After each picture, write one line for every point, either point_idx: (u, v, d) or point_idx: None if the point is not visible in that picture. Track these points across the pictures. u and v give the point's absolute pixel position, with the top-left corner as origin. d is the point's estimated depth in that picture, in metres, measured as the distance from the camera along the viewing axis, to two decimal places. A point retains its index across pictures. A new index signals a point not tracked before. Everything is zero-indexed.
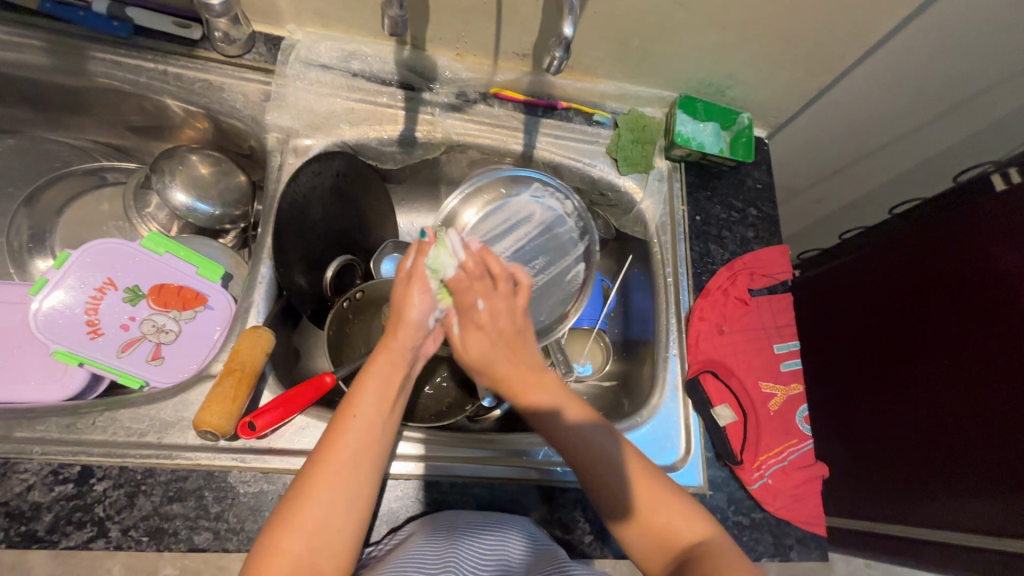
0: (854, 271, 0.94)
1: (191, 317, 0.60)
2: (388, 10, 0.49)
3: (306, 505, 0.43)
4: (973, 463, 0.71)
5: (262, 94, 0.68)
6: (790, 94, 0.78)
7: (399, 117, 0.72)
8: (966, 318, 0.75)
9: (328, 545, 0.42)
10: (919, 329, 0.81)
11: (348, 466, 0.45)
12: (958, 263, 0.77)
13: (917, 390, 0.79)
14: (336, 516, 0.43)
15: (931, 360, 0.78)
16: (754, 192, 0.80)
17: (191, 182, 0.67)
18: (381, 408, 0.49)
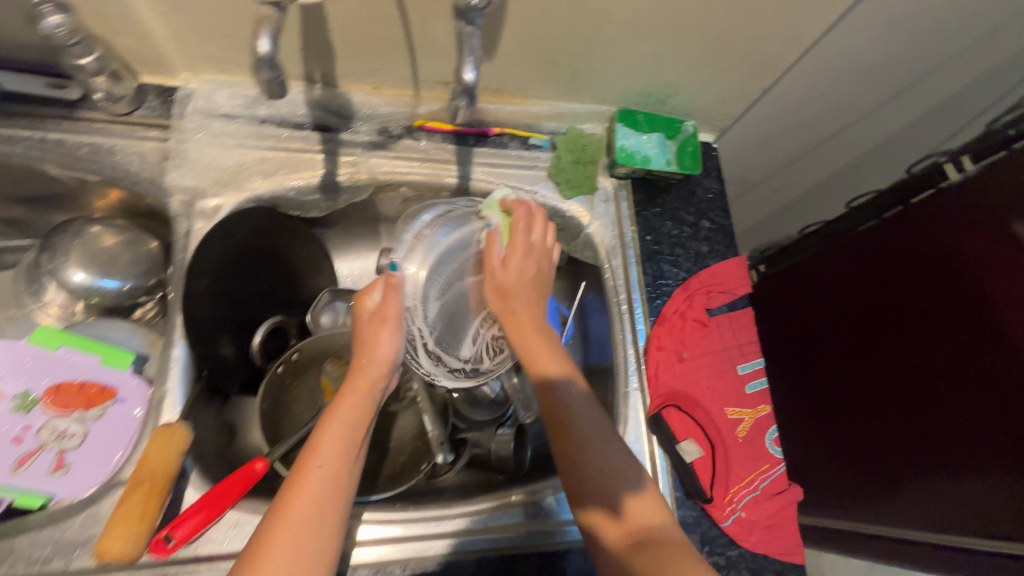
0: (824, 266, 0.89)
1: (98, 415, 0.54)
2: (258, 75, 0.39)
3: (266, 555, 0.40)
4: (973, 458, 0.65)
5: (160, 152, 0.62)
6: (732, 98, 0.75)
7: (317, 161, 0.66)
8: (944, 314, 0.70)
9: None
10: (894, 327, 0.76)
11: (307, 523, 0.42)
12: (928, 256, 0.72)
13: (909, 384, 0.74)
14: (296, 565, 0.40)
15: (908, 361, 0.74)
16: (706, 202, 0.76)
17: (90, 258, 0.61)
18: (347, 455, 0.46)
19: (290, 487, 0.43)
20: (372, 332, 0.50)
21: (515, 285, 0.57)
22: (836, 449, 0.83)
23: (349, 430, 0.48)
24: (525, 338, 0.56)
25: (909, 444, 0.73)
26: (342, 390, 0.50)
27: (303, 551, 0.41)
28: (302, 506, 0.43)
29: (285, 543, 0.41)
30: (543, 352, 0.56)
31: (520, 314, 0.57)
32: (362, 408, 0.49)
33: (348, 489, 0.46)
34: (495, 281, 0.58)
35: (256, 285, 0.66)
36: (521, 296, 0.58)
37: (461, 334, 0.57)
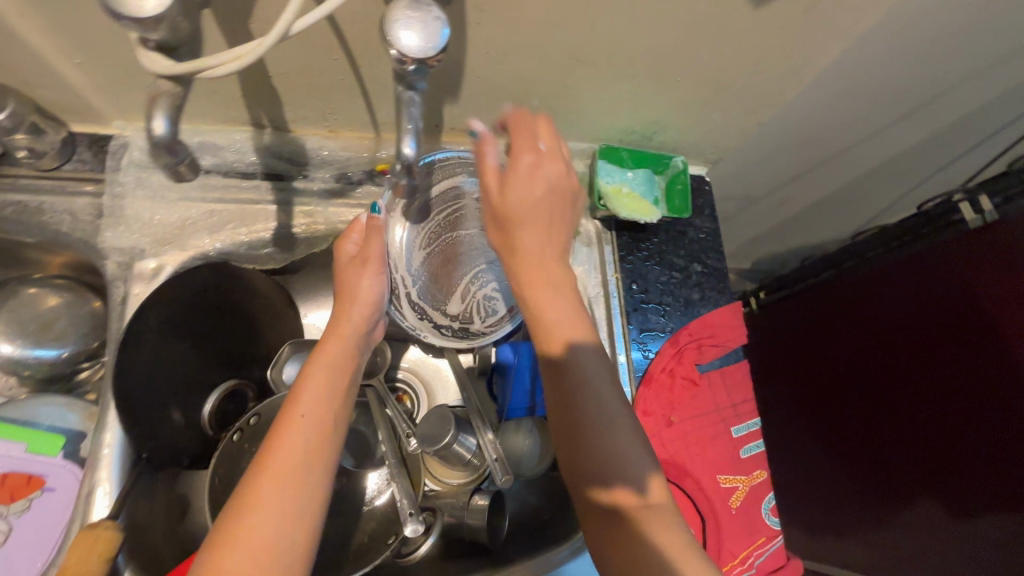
0: (824, 303, 0.85)
1: (23, 508, 0.50)
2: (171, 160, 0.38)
3: (249, 512, 0.41)
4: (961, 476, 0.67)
5: (95, 209, 0.57)
6: (725, 132, 0.69)
7: (270, 213, 0.61)
8: (880, 346, 0.76)
9: (272, 559, 0.40)
10: (841, 358, 0.82)
11: (294, 470, 0.44)
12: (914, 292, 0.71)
13: (913, 415, 0.72)
14: (279, 522, 0.41)
15: (853, 387, 0.80)
16: (697, 244, 0.70)
17: (23, 327, 0.58)
18: (328, 406, 0.48)
19: (277, 430, 0.46)
20: (355, 277, 0.55)
21: (525, 201, 0.43)
22: (870, 482, 0.79)
23: (324, 382, 0.50)
24: (542, 248, 0.43)
25: (926, 471, 0.71)
26: (325, 338, 0.54)
27: (285, 507, 0.42)
28: (282, 462, 0.44)
29: (270, 496, 0.42)
30: (551, 316, 0.42)
31: (521, 241, 0.43)
32: (340, 359, 0.52)
33: (335, 441, 0.48)
34: (495, 200, 0.44)
35: (209, 348, 0.61)
36: (539, 213, 0.43)
37: (447, 289, 0.65)
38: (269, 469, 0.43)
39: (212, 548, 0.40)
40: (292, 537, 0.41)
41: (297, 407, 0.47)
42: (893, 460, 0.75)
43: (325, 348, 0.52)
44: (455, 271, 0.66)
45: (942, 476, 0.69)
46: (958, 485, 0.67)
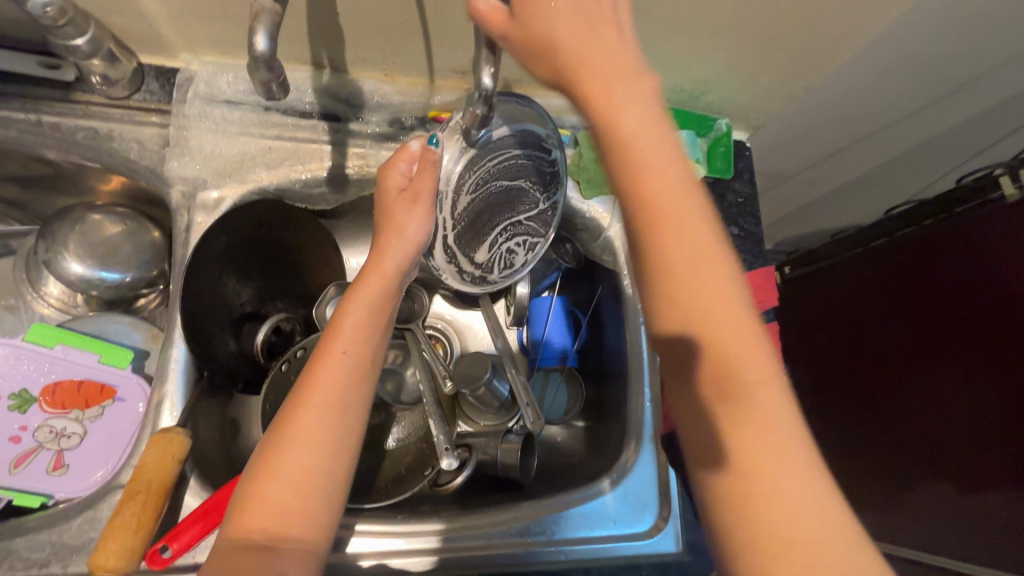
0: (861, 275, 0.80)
1: (96, 414, 0.53)
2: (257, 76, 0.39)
3: (286, 446, 0.44)
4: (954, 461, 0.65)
5: (161, 139, 0.59)
6: (771, 97, 0.69)
7: (325, 152, 0.62)
8: (905, 324, 0.72)
9: (310, 488, 0.43)
10: (870, 334, 0.78)
11: (330, 407, 0.46)
12: (948, 270, 0.66)
13: (921, 397, 0.69)
14: (318, 455, 0.44)
15: (874, 364, 0.77)
16: (735, 208, 0.72)
17: (88, 249, 0.59)
18: (365, 347, 0.50)
19: (316, 369, 0.47)
20: (403, 212, 0.52)
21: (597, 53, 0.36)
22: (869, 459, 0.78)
23: (362, 323, 0.50)
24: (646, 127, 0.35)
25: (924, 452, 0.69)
26: (366, 272, 0.53)
27: (323, 442, 0.45)
28: (318, 399, 0.46)
29: (306, 432, 0.45)
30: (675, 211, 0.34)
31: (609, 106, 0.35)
32: (380, 300, 0.52)
33: (369, 383, 0.49)
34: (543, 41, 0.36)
35: (263, 281, 0.64)
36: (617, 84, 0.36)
37: (481, 238, 0.62)
38: (304, 405, 0.46)
39: (254, 473, 0.44)
40: (326, 468, 0.44)
41: (333, 346, 0.48)
42: (896, 439, 0.73)
43: (366, 285, 0.52)
44: (494, 220, 0.62)
45: (932, 468, 0.68)
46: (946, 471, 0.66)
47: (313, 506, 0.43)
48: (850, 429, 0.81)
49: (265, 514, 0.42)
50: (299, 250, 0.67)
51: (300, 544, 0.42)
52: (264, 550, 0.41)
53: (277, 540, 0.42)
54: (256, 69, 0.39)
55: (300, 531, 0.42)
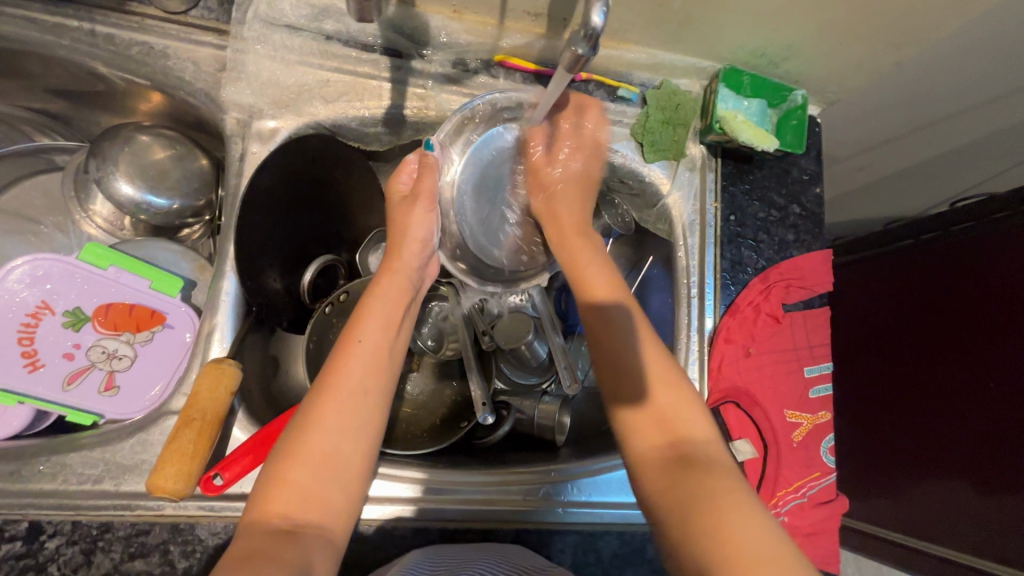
0: (884, 273, 0.76)
1: (147, 339, 0.52)
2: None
3: (311, 429, 0.43)
4: (986, 465, 0.63)
5: (217, 62, 0.56)
6: (856, 69, 0.65)
7: (384, 91, 0.60)
8: (926, 331, 0.70)
9: (334, 469, 0.42)
10: (886, 338, 0.75)
11: (353, 392, 0.45)
12: (972, 281, 0.66)
13: (948, 401, 0.67)
14: (342, 439, 0.43)
15: (888, 366, 0.74)
16: (799, 185, 0.69)
17: (138, 172, 0.57)
18: (386, 340, 0.49)
19: (341, 360, 0.47)
20: (405, 212, 0.55)
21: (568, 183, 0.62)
22: (866, 456, 0.76)
23: (385, 316, 0.50)
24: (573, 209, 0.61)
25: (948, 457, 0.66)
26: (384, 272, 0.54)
27: (346, 425, 0.44)
28: (343, 384, 0.45)
29: (331, 416, 0.44)
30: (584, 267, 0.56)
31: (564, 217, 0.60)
32: (396, 295, 0.52)
33: (390, 370, 0.49)
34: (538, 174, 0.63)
35: (311, 219, 0.62)
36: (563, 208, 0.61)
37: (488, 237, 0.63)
38: (332, 391, 0.45)
39: (276, 459, 0.42)
40: (351, 456, 0.44)
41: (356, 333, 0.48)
42: (915, 443, 0.70)
43: (382, 285, 0.52)
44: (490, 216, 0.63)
45: (954, 472, 0.65)
46: (958, 473, 0.65)
47: (336, 490, 0.42)
48: (860, 430, 0.77)
49: (291, 498, 0.40)
50: (348, 191, 0.65)
51: (324, 529, 0.41)
52: (289, 533, 0.39)
53: (303, 524, 0.40)
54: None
55: (321, 516, 0.41)
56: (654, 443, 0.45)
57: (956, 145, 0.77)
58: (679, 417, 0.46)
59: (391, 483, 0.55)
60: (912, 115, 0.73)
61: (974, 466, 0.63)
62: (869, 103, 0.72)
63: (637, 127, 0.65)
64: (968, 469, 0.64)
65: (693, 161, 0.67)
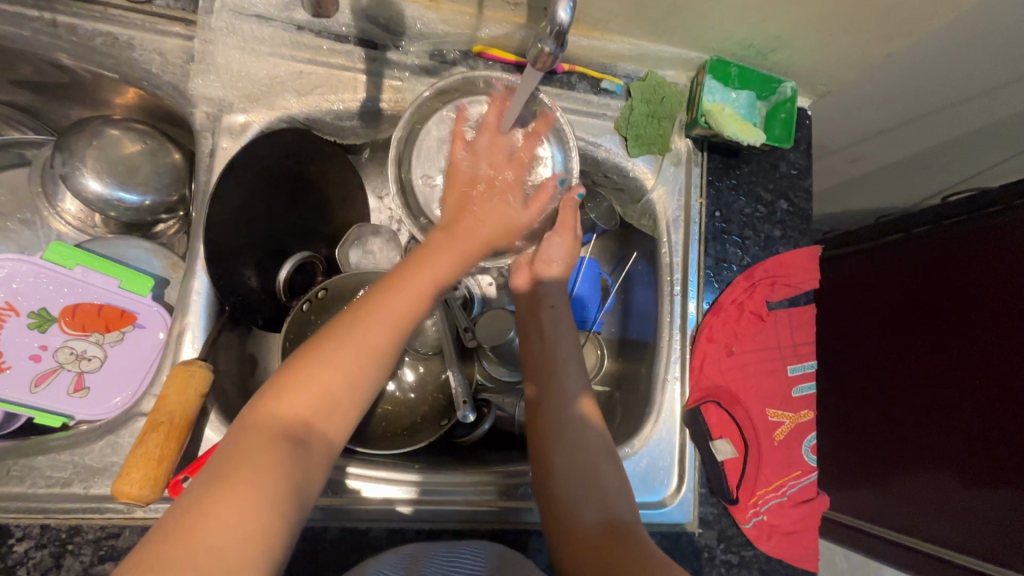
0: (878, 266, 0.75)
1: (117, 340, 0.51)
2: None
3: (343, 334, 0.42)
4: (950, 458, 0.64)
5: (185, 53, 0.55)
6: (847, 60, 0.63)
7: (359, 83, 0.58)
8: (902, 324, 0.71)
9: (349, 384, 0.41)
10: (867, 331, 0.75)
11: (387, 312, 0.44)
12: (950, 276, 0.66)
13: (919, 395, 0.68)
14: (361, 356, 0.42)
15: (876, 359, 0.73)
16: (787, 179, 0.67)
17: (104, 167, 0.56)
18: (437, 277, 0.48)
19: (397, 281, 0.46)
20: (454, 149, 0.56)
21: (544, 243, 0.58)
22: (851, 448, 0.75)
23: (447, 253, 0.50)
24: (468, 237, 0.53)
25: (917, 449, 0.68)
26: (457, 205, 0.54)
27: (369, 346, 0.43)
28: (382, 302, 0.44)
29: (362, 329, 0.43)
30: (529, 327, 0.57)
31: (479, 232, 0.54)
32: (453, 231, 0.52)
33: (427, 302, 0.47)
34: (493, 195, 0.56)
35: (284, 217, 0.60)
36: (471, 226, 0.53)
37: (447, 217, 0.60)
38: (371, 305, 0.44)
39: (305, 353, 0.41)
40: (372, 372, 0.43)
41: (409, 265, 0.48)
42: (889, 435, 0.71)
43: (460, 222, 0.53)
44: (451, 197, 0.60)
45: (925, 465, 0.66)
46: (942, 466, 0.65)
47: (343, 402, 0.41)
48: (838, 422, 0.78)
49: (307, 397, 0.40)
50: (325, 185, 0.63)
51: (330, 438, 0.40)
52: (298, 434, 0.39)
53: (312, 423, 0.39)
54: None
55: (331, 419, 0.40)
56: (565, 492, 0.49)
57: (949, 137, 0.75)
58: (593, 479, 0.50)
59: (368, 483, 0.55)
60: (905, 108, 0.72)
61: (959, 460, 0.63)
62: (861, 95, 0.70)
63: (620, 121, 0.63)
64: (944, 462, 0.65)
65: (678, 155, 0.65)
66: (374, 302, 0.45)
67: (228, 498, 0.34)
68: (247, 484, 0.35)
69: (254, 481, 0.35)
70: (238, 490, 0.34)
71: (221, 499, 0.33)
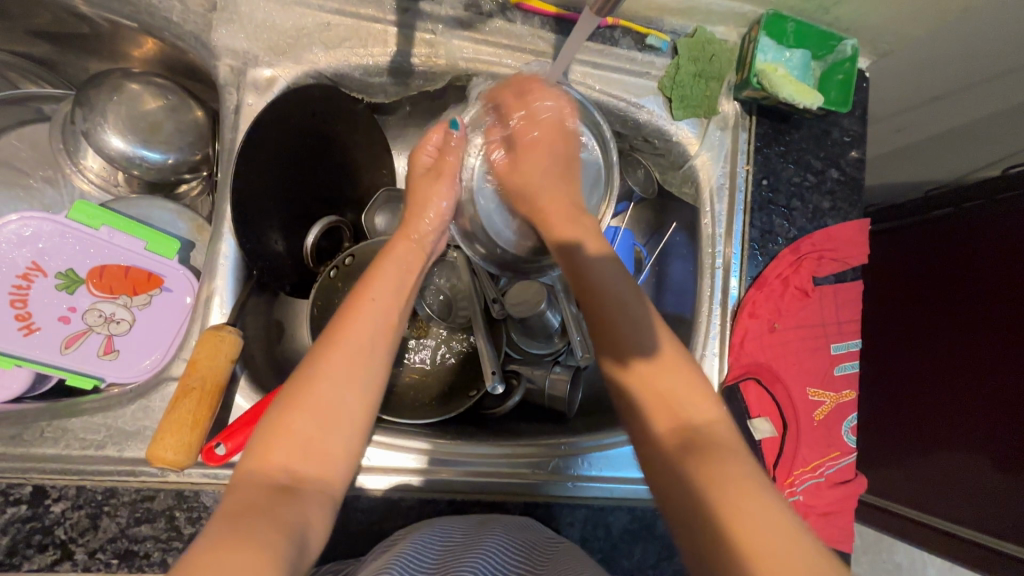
0: (927, 242, 0.71)
1: (145, 303, 0.50)
2: None
3: (317, 378, 0.41)
4: (986, 442, 0.62)
5: (207, 1, 0.51)
6: (917, 16, 0.58)
7: (390, 36, 0.54)
8: (943, 303, 0.68)
9: (339, 423, 0.40)
10: (907, 311, 0.72)
11: (358, 349, 0.43)
12: (995, 251, 0.62)
13: (956, 375, 0.65)
14: (346, 394, 0.41)
15: (916, 346, 0.70)
16: (840, 147, 0.63)
17: (126, 123, 0.53)
18: (396, 303, 0.47)
19: (352, 313, 0.45)
20: (426, 185, 0.55)
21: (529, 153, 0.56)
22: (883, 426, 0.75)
23: (397, 280, 0.49)
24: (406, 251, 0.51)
25: (953, 431, 0.66)
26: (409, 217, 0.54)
27: (350, 384, 0.42)
28: (353, 338, 0.43)
29: (337, 368, 0.41)
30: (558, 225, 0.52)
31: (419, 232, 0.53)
32: (412, 250, 0.52)
33: (396, 332, 0.47)
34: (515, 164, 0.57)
35: (311, 179, 0.58)
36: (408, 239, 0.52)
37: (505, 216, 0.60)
38: (340, 345, 0.42)
39: (279, 409, 0.40)
40: (357, 418, 0.41)
41: (368, 290, 0.46)
42: (926, 419, 0.69)
43: (395, 244, 0.52)
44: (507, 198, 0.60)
45: (962, 447, 0.64)
46: (974, 446, 0.63)
47: (334, 446, 0.40)
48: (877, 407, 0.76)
49: (290, 449, 0.38)
50: (352, 146, 0.60)
51: (325, 487, 0.39)
52: (286, 489, 0.37)
53: (301, 478, 0.38)
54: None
55: (318, 468, 0.39)
56: (662, 427, 0.41)
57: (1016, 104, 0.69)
58: (681, 396, 0.42)
59: (397, 453, 0.54)
60: (972, 71, 0.66)
61: (993, 442, 0.61)
62: (925, 56, 0.65)
63: (665, 81, 0.59)
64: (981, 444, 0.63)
65: (725, 119, 0.61)
66: (337, 334, 0.43)
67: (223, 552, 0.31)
68: (247, 539, 0.32)
69: (252, 534, 0.33)
70: (241, 545, 0.32)
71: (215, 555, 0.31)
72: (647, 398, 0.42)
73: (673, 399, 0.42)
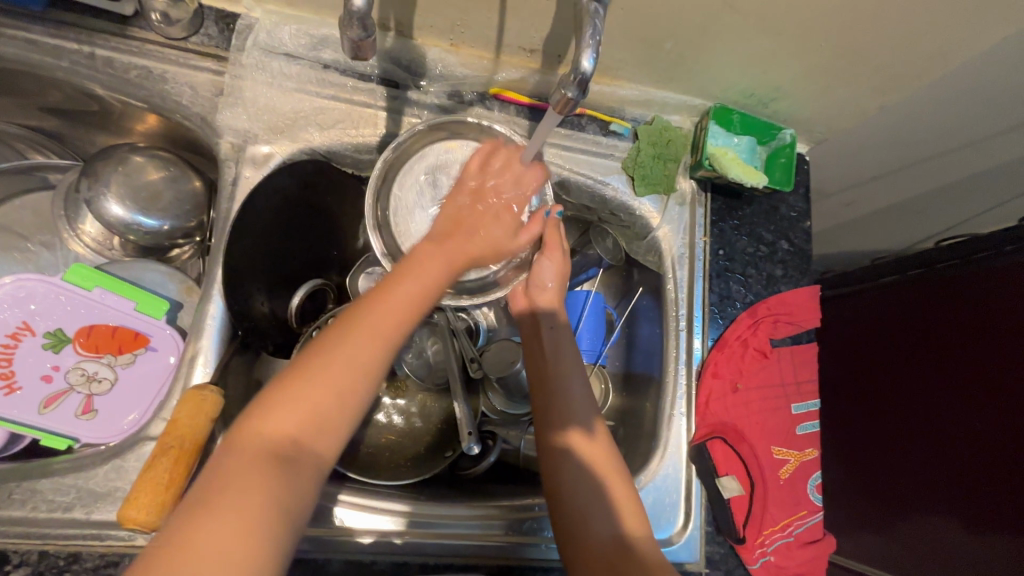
0: (889, 304, 0.75)
1: (129, 362, 0.52)
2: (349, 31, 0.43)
3: (339, 345, 0.41)
4: (946, 497, 0.64)
5: (215, 87, 0.57)
6: (844, 112, 0.67)
7: (380, 119, 0.60)
8: (896, 362, 0.73)
9: (349, 394, 0.40)
10: (868, 371, 0.76)
11: (387, 323, 0.43)
12: (935, 314, 0.68)
13: (912, 431, 0.69)
14: (363, 367, 0.41)
15: (882, 391, 0.74)
16: (787, 222, 0.70)
17: (127, 192, 0.57)
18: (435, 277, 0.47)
19: (377, 305, 0.43)
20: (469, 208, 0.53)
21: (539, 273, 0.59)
22: (856, 488, 0.75)
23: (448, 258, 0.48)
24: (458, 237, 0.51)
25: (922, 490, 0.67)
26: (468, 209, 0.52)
27: (366, 357, 0.42)
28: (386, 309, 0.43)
29: (361, 339, 0.42)
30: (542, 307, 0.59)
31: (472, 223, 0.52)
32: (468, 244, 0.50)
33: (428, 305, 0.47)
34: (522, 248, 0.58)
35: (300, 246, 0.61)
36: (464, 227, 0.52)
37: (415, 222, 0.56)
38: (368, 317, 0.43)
39: (284, 380, 0.40)
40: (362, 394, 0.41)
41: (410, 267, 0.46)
42: (895, 478, 0.70)
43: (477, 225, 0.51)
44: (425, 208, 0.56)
45: (931, 504, 0.65)
46: (940, 502, 0.65)
47: (339, 415, 0.40)
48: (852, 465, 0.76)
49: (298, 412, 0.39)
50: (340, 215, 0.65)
51: (320, 457, 0.40)
52: (284, 455, 0.38)
53: (302, 448, 0.39)
54: (351, 25, 0.43)
55: (320, 441, 0.40)
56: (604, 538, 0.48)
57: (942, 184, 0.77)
58: (624, 510, 0.50)
59: (376, 515, 0.54)
60: (896, 157, 0.75)
61: (964, 504, 0.62)
62: (857, 144, 0.73)
63: (627, 161, 0.66)
64: (943, 500, 0.64)
65: (683, 194, 0.68)
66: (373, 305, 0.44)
67: (212, 526, 0.34)
68: (231, 508, 0.35)
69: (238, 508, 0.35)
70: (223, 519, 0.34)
71: (204, 527, 0.34)
72: (586, 504, 0.50)
73: (619, 502, 0.50)
